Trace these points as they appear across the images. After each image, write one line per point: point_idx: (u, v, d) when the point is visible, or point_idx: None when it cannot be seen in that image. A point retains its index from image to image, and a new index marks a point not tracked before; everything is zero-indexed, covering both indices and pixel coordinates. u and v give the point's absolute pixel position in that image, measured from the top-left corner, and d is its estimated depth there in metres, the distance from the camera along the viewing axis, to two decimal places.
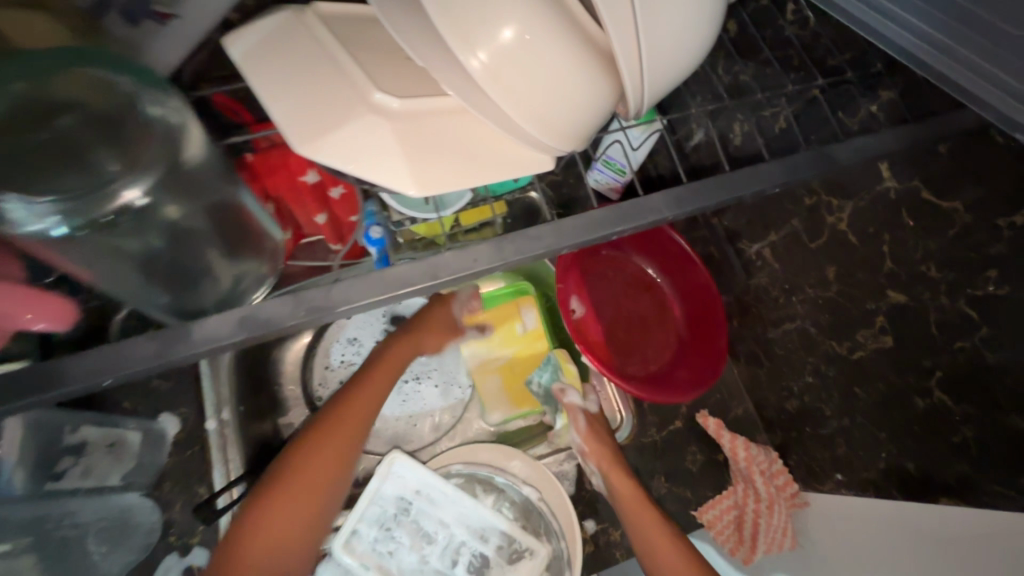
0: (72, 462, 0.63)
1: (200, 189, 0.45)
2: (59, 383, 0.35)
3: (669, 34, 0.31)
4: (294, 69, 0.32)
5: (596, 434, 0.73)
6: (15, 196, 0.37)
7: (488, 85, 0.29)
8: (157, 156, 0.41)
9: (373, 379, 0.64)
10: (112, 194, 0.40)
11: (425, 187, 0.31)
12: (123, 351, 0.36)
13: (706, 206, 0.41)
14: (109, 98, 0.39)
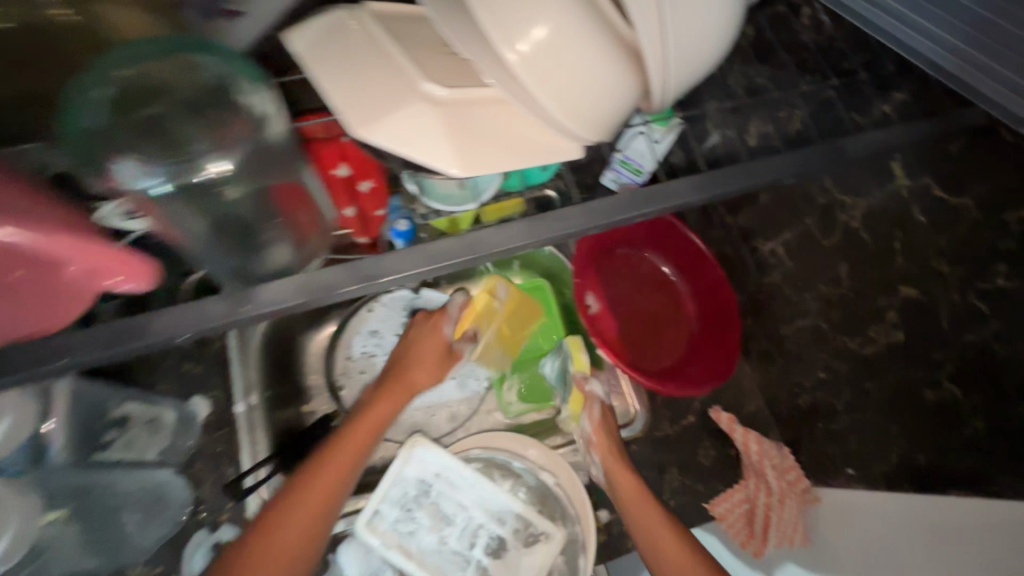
0: (117, 433, 0.68)
1: (276, 167, 0.46)
2: (144, 335, 0.38)
3: (691, 33, 0.33)
4: (349, 64, 0.36)
5: (606, 428, 0.71)
6: (131, 161, 0.40)
7: (523, 76, 0.32)
8: (242, 136, 0.43)
9: (385, 399, 0.66)
10: (202, 165, 0.42)
11: (468, 167, 0.34)
12: (198, 308, 0.39)
13: (728, 192, 0.43)
14: (208, 83, 0.43)
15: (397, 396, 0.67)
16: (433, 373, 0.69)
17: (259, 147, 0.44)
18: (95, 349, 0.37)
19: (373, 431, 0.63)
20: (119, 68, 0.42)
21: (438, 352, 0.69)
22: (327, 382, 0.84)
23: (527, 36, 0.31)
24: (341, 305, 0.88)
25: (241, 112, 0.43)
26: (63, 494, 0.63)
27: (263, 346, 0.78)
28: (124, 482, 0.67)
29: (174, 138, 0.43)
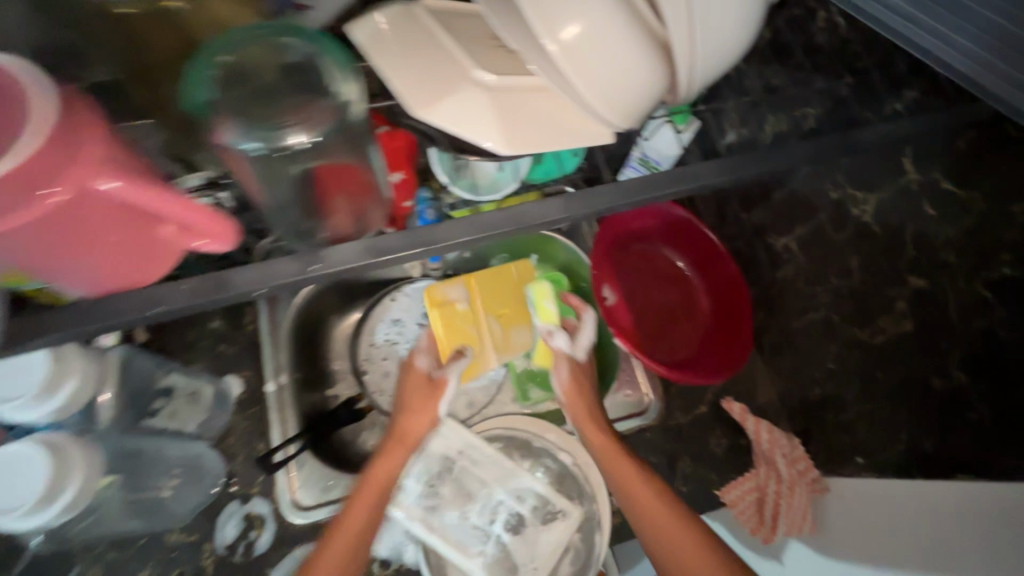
0: (163, 402, 0.75)
1: (358, 142, 0.45)
2: (226, 288, 0.40)
3: (718, 30, 0.37)
4: (406, 52, 0.39)
5: (576, 389, 0.70)
6: (229, 120, 0.40)
7: (564, 66, 0.35)
8: (328, 113, 0.40)
9: (391, 453, 0.65)
10: (284, 137, 0.40)
11: (514, 145, 0.37)
12: (273, 266, 0.41)
13: (751, 175, 0.47)
14: (308, 58, 0.41)
15: (400, 449, 0.65)
16: (430, 418, 0.68)
17: (342, 128, 0.42)
18: (180, 300, 0.39)
19: (383, 483, 0.62)
20: (235, 40, 0.41)
21: (421, 387, 0.70)
22: (351, 366, 0.87)
23: (571, 27, 0.34)
24: (364, 293, 0.90)
25: (327, 94, 0.41)
26: (115, 458, 0.70)
27: (293, 333, 0.81)
28: (166, 449, 0.73)
29: (264, 105, 0.40)
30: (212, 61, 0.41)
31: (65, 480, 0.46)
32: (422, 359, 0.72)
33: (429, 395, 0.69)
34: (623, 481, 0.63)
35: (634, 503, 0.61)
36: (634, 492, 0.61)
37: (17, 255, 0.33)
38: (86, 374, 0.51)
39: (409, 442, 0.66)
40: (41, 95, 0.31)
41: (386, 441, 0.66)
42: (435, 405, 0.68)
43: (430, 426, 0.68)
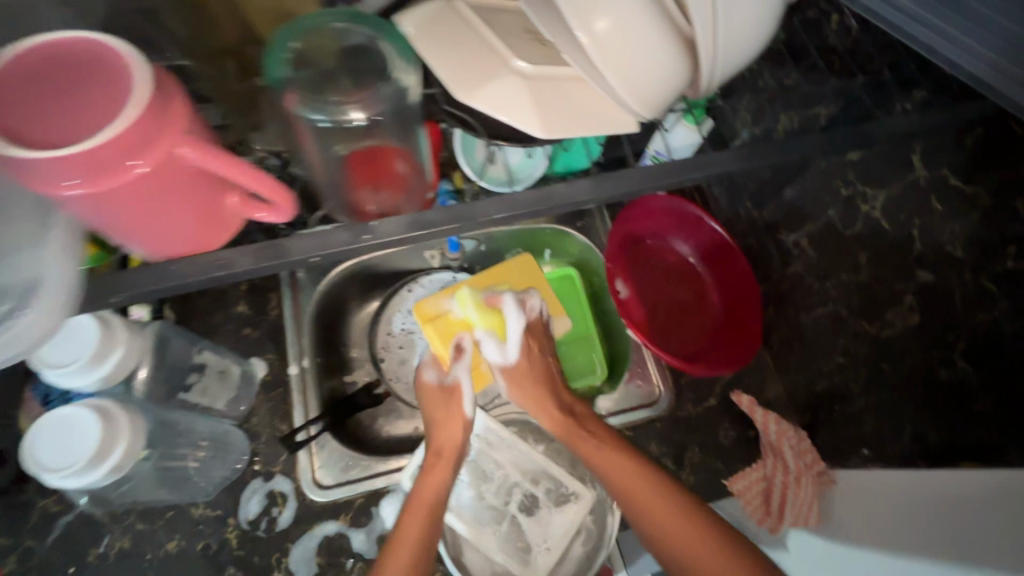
0: (195, 378, 0.78)
1: (409, 121, 0.49)
2: (286, 256, 0.42)
3: (740, 25, 0.39)
4: (453, 46, 0.44)
5: (518, 383, 0.69)
6: (297, 94, 0.44)
7: (597, 54, 0.38)
8: (385, 95, 0.44)
9: (435, 468, 0.65)
10: (345, 113, 0.44)
11: (551, 129, 0.41)
12: (326, 235, 0.43)
13: (761, 163, 0.49)
14: (367, 46, 0.45)
15: (441, 463, 0.66)
16: (461, 423, 0.69)
17: (398, 109, 0.46)
18: (247, 264, 0.42)
19: (432, 499, 0.61)
20: (306, 27, 0.45)
21: (438, 397, 0.71)
22: (369, 355, 0.89)
23: (603, 20, 0.37)
24: (384, 283, 0.93)
25: (387, 80, 0.44)
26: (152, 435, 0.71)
27: (315, 320, 0.84)
28: (197, 424, 0.75)
29: (331, 84, 0.44)
30: (285, 43, 0.44)
31: (115, 441, 0.50)
32: (429, 372, 0.73)
33: (449, 402, 0.70)
34: (615, 476, 0.60)
35: (630, 498, 0.58)
36: (631, 487, 0.59)
37: (110, 216, 0.36)
38: (132, 346, 0.56)
39: (451, 455, 0.66)
40: (140, 68, 0.33)
41: (428, 457, 0.66)
42: (460, 408, 0.70)
43: (463, 432, 0.69)
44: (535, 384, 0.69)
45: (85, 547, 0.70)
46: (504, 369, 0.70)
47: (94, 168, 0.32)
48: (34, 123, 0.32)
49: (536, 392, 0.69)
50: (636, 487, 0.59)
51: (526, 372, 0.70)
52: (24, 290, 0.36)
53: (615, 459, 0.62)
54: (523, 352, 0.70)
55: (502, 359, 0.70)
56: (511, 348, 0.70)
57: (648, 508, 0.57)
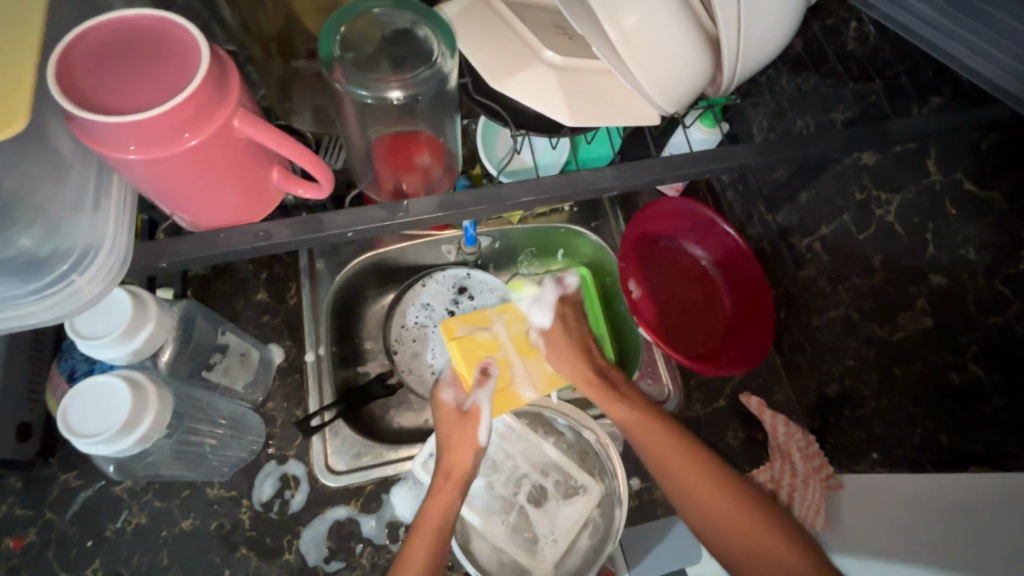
0: (219, 358, 0.77)
1: (445, 106, 0.51)
2: (320, 229, 0.44)
3: (763, 23, 0.41)
4: (491, 40, 0.48)
5: (561, 355, 0.71)
6: (340, 71, 0.44)
7: (625, 46, 0.40)
8: (426, 81, 0.44)
9: (442, 490, 0.63)
10: (383, 92, 0.44)
11: (578, 118, 0.44)
12: (359, 213, 0.44)
13: (780, 158, 0.50)
14: (407, 33, 0.45)
15: (450, 486, 0.63)
16: (473, 448, 0.66)
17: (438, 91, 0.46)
18: (284, 237, 0.43)
19: (440, 521, 0.60)
20: (351, 11, 0.45)
21: (455, 420, 0.68)
22: (383, 347, 0.91)
23: (633, 16, 0.39)
24: (401, 277, 0.95)
25: (428, 63, 0.44)
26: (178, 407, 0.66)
27: (332, 310, 0.85)
28: (219, 403, 0.74)
29: (374, 64, 0.44)
30: (331, 26, 0.45)
31: (143, 412, 0.54)
32: (448, 392, 0.71)
33: (464, 426, 0.67)
34: (652, 447, 0.63)
35: (667, 468, 0.62)
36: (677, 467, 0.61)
37: (163, 178, 0.38)
38: (162, 323, 0.58)
39: (460, 478, 0.64)
40: (204, 44, 0.35)
41: (436, 478, 0.64)
42: (475, 432, 0.67)
43: (474, 457, 0.66)
44: (572, 348, 0.71)
45: (102, 521, 0.71)
46: (544, 334, 0.73)
47: (153, 140, 0.35)
48: (98, 89, 0.34)
49: (578, 363, 0.70)
50: (673, 460, 0.62)
51: (567, 346, 0.71)
52: (82, 251, 0.40)
53: (654, 429, 0.64)
54: (559, 318, 0.74)
55: (543, 323, 0.73)
56: (546, 312, 0.74)
57: (684, 480, 0.61)
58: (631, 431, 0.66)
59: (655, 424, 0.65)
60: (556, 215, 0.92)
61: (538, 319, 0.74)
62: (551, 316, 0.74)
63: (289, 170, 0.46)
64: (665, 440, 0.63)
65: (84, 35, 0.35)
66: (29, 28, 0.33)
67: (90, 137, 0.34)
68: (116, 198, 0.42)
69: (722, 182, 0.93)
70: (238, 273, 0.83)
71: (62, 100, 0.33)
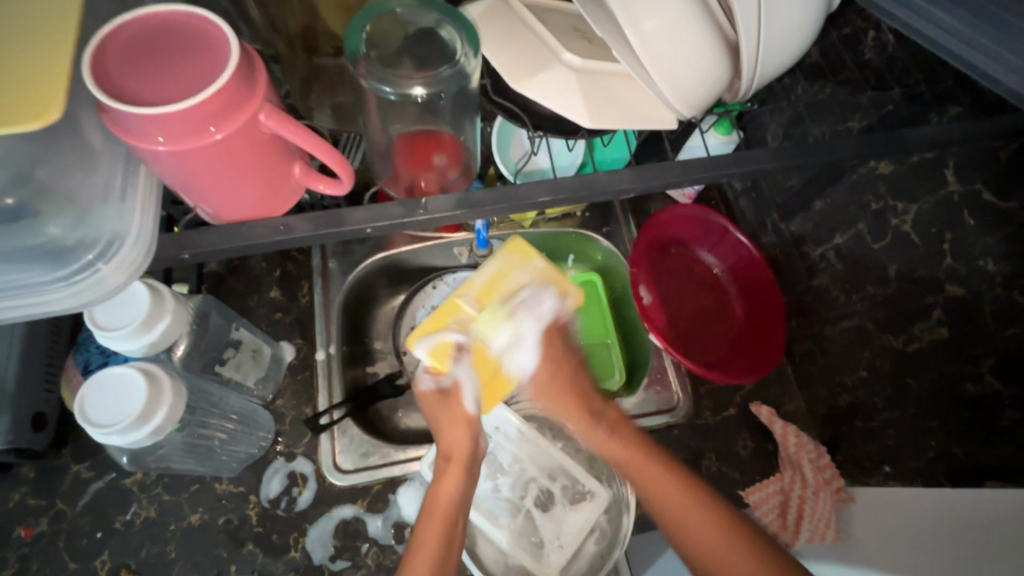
0: (232, 353, 0.78)
1: (464, 106, 0.52)
2: (340, 224, 0.44)
3: (784, 29, 0.41)
4: (511, 41, 0.49)
5: (546, 392, 0.69)
6: (364, 68, 0.45)
7: (645, 49, 0.40)
8: (449, 79, 0.44)
9: (446, 473, 0.63)
10: (407, 89, 0.45)
11: (597, 119, 0.45)
12: (378, 209, 0.45)
13: (795, 163, 0.50)
14: (432, 32, 0.46)
15: (452, 469, 0.63)
16: (465, 422, 0.66)
17: (459, 89, 0.47)
18: (304, 231, 0.44)
19: (448, 507, 0.60)
20: (375, 9, 0.46)
21: (436, 403, 0.67)
22: (392, 347, 0.91)
23: (655, 20, 0.39)
24: (411, 279, 0.95)
25: (451, 62, 0.44)
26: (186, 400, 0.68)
27: (343, 309, 0.86)
28: (230, 398, 0.75)
29: (396, 63, 0.45)
30: (357, 24, 0.46)
31: (157, 405, 0.55)
32: (425, 380, 0.67)
33: (449, 406, 0.66)
34: (646, 477, 0.61)
35: (670, 512, 0.57)
36: (671, 505, 0.58)
37: (189, 170, 0.39)
38: (177, 317, 0.59)
39: (462, 458, 0.64)
40: (234, 39, 0.36)
41: (438, 463, 0.64)
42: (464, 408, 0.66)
43: (471, 435, 0.66)
44: (559, 385, 0.68)
45: (112, 513, 0.72)
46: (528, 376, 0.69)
47: (181, 133, 0.35)
48: (130, 81, 0.35)
49: (565, 396, 0.68)
50: (669, 495, 0.59)
51: (555, 376, 0.68)
52: (105, 242, 0.40)
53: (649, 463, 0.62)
54: (545, 356, 0.68)
55: (526, 369, 0.68)
56: (529, 353, 0.67)
57: (679, 512, 0.57)
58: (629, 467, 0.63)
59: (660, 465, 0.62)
60: (569, 220, 0.92)
61: (520, 366, 0.68)
62: (537, 358, 0.67)
63: (310, 166, 0.46)
64: (662, 473, 0.61)
65: (121, 27, 0.36)
66: (66, 20, 0.34)
67: (122, 128, 0.35)
68: (142, 187, 0.42)
69: (735, 189, 0.93)
70: (251, 270, 0.84)
71: (98, 91, 0.34)
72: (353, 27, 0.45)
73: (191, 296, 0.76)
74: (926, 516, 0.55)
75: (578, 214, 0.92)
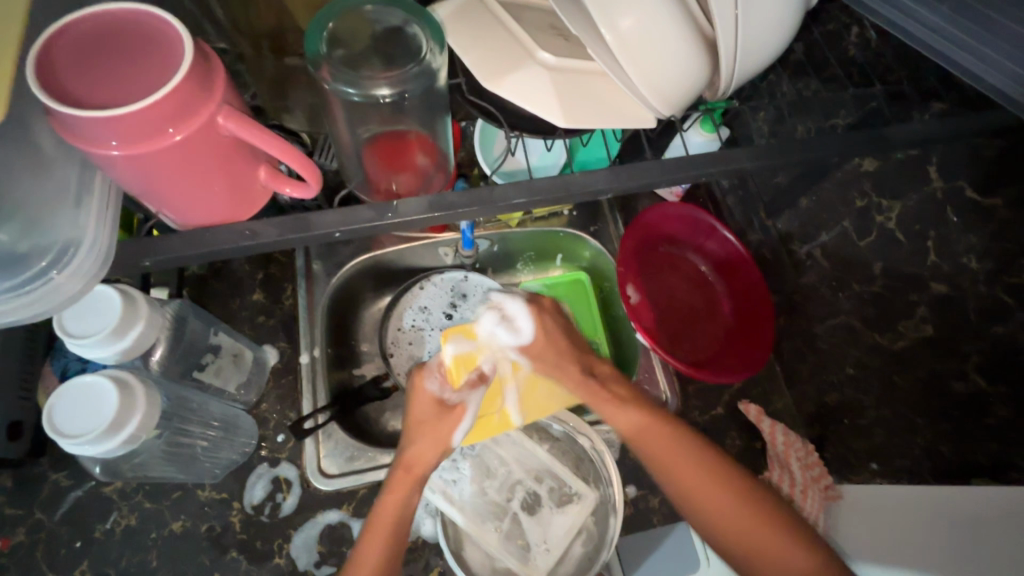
0: (211, 359, 0.77)
1: (437, 105, 0.51)
2: (307, 229, 0.43)
3: (761, 26, 0.40)
4: (484, 40, 0.48)
5: (543, 365, 0.66)
6: (329, 69, 0.43)
7: (617, 48, 0.39)
8: (417, 78, 0.44)
9: (398, 488, 0.59)
10: (373, 91, 0.44)
11: (570, 119, 0.44)
12: (349, 213, 0.44)
13: (778, 161, 0.49)
14: (401, 32, 0.45)
15: (407, 484, 0.60)
16: (443, 449, 0.62)
17: (429, 87, 0.45)
18: (272, 236, 0.43)
19: (389, 526, 0.58)
20: (341, 7, 0.45)
21: (433, 411, 0.62)
22: (378, 349, 0.90)
23: (629, 18, 0.39)
24: (398, 280, 0.94)
25: (417, 60, 0.44)
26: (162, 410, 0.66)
27: (327, 311, 0.85)
28: (210, 404, 0.74)
29: (362, 63, 0.44)
30: (319, 22, 0.44)
31: (130, 413, 0.54)
32: (432, 381, 0.63)
33: (442, 421, 0.62)
34: (664, 456, 0.59)
35: (682, 484, 0.58)
36: (685, 476, 0.58)
37: (145, 175, 0.38)
38: (152, 323, 0.58)
39: (419, 476, 0.60)
40: (188, 38, 0.35)
41: (393, 471, 0.61)
42: (450, 433, 0.62)
43: (438, 457, 0.62)
44: (559, 356, 0.66)
45: (92, 522, 0.70)
46: (522, 351, 0.65)
47: (132, 136, 0.34)
48: (81, 86, 0.34)
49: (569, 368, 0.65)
50: (682, 467, 0.58)
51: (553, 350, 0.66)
52: (62, 250, 0.39)
53: (668, 441, 0.60)
54: (539, 328, 0.66)
55: (518, 339, 0.66)
56: (524, 327, 0.66)
57: (695, 490, 0.57)
58: (639, 442, 0.61)
59: (667, 432, 0.60)
60: (554, 219, 0.91)
61: (511, 338, 0.65)
62: (530, 329, 0.66)
63: (277, 168, 0.45)
64: (671, 445, 0.59)
65: (71, 27, 0.35)
66: (13, 19, 0.33)
67: (73, 133, 0.34)
68: (99, 193, 0.42)
69: (722, 187, 0.92)
70: (234, 273, 0.83)
71: (47, 96, 0.33)
72: (319, 27, 0.44)
73: (167, 300, 0.74)
74: (908, 512, 0.55)
75: (564, 213, 0.91)
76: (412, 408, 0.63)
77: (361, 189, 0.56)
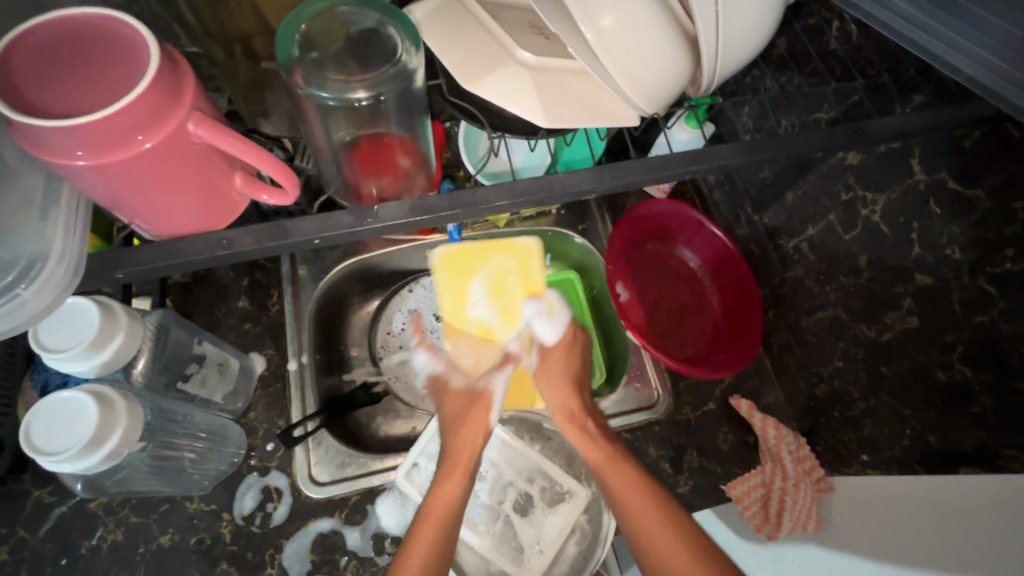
0: (196, 368, 0.74)
1: (416, 106, 0.50)
2: (287, 236, 0.43)
3: (739, 20, 0.40)
4: (463, 40, 0.47)
5: (551, 381, 0.71)
6: (304, 72, 0.43)
7: (598, 46, 0.39)
8: (394, 78, 0.43)
9: (449, 479, 0.63)
10: (350, 94, 0.43)
11: (551, 119, 0.43)
12: (329, 219, 0.43)
13: (761, 157, 0.49)
14: (375, 33, 0.44)
15: (457, 473, 0.63)
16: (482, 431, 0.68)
17: (406, 88, 0.45)
18: (248, 244, 0.42)
19: (446, 513, 0.59)
20: (313, 10, 0.44)
21: (464, 400, 0.71)
22: (369, 353, 0.89)
23: (609, 16, 0.38)
24: (386, 283, 0.93)
25: (394, 62, 0.43)
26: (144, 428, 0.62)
27: (315, 318, 0.84)
28: (195, 415, 0.72)
29: (338, 66, 0.43)
30: (290, 24, 0.44)
31: (111, 428, 0.53)
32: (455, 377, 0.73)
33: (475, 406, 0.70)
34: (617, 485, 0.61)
35: (626, 509, 0.58)
36: (632, 505, 0.58)
37: (112, 185, 0.36)
38: (132, 335, 0.57)
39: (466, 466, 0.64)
40: (151, 45, 0.34)
41: (443, 467, 0.64)
42: (486, 415, 0.69)
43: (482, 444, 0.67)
44: (566, 371, 0.72)
45: (77, 538, 0.69)
46: (544, 348, 0.73)
47: (94, 144, 0.33)
48: (41, 95, 0.33)
49: (563, 393, 0.71)
50: (630, 492, 0.59)
51: (560, 371, 0.72)
52: (28, 264, 0.38)
53: (639, 493, 0.59)
54: (565, 336, 0.74)
55: (548, 337, 0.73)
56: (556, 325, 0.73)
57: (638, 517, 0.57)
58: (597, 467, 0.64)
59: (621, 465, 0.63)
60: (543, 218, 0.91)
61: (542, 332, 0.72)
62: (559, 330, 0.73)
63: (254, 175, 0.44)
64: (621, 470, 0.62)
65: (31, 35, 0.34)
66: None
67: (35, 144, 0.33)
68: (66, 205, 0.40)
69: (709, 183, 0.92)
70: (217, 280, 0.81)
71: (5, 105, 0.32)
72: (294, 30, 0.44)
73: (147, 310, 0.71)
74: (899, 509, 0.55)
75: (553, 212, 0.91)
76: (455, 408, 0.71)
77: (340, 194, 0.55)
